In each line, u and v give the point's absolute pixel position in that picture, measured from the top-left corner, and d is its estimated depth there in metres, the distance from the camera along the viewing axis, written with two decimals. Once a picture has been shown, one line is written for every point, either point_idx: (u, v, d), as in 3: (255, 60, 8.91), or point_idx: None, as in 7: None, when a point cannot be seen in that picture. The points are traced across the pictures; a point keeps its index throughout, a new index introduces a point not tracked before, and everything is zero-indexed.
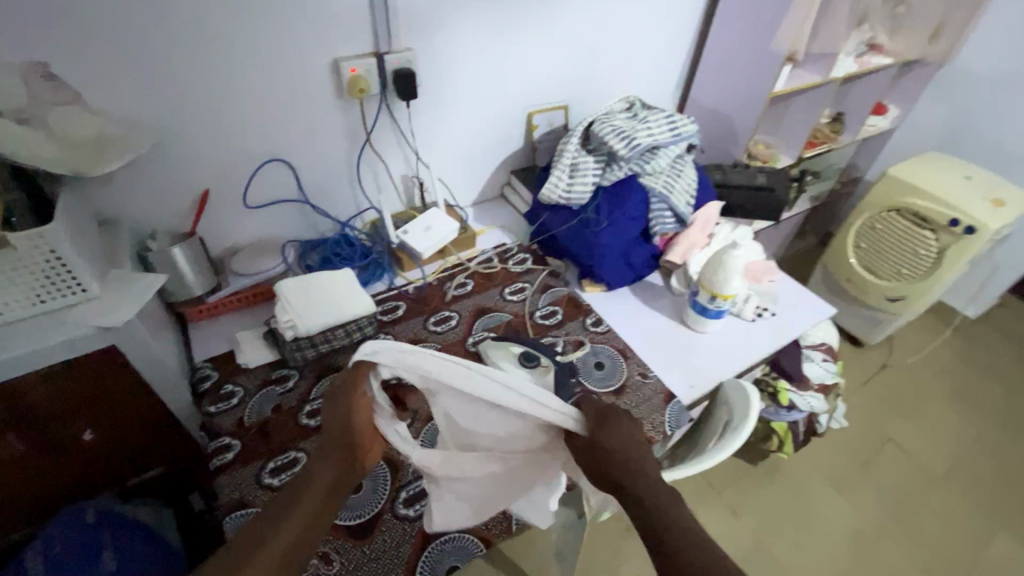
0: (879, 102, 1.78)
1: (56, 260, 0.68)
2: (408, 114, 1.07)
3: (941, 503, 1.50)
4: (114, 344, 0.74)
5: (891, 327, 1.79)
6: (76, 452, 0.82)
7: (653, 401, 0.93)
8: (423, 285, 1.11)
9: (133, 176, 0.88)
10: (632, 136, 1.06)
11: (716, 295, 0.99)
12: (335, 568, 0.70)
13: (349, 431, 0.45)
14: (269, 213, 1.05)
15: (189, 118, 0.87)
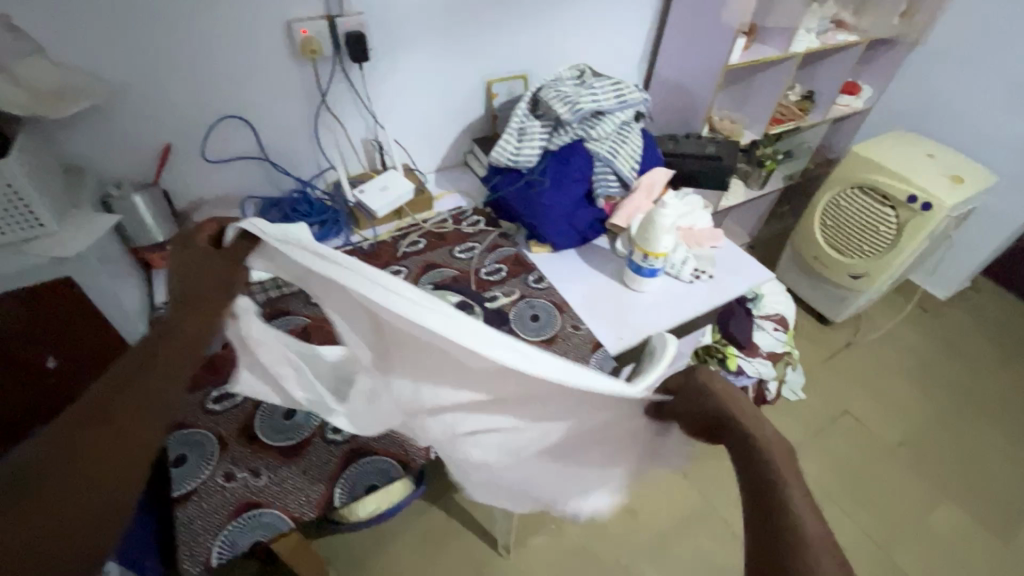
0: (850, 81, 1.80)
1: (12, 193, 0.75)
2: (363, 77, 1.13)
3: (890, 472, 1.54)
4: (69, 276, 0.84)
5: (855, 305, 1.82)
6: (42, 379, 0.90)
7: (581, 349, 0.99)
8: (376, 242, 1.17)
9: (95, 125, 0.93)
10: (575, 101, 1.11)
11: (648, 253, 1.04)
12: (263, 481, 0.77)
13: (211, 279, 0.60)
14: (230, 168, 1.11)
15: (149, 74, 0.93)
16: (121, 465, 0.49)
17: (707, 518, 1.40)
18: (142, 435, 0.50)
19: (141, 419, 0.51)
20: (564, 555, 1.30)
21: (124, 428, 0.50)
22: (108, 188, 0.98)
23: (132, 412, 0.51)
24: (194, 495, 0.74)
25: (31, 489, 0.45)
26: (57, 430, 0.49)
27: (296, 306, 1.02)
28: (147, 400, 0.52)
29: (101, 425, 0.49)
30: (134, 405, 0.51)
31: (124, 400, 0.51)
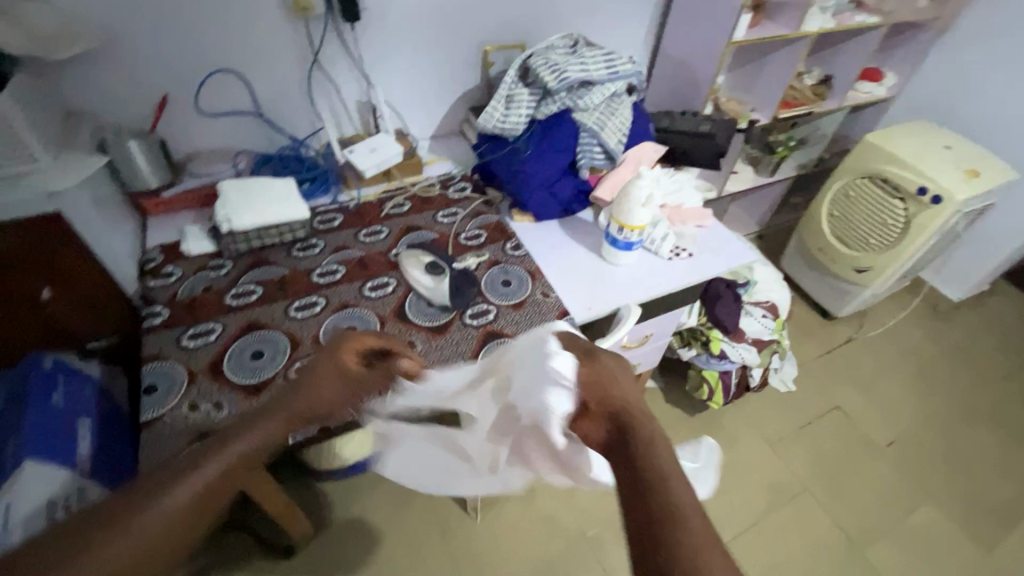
0: (872, 67, 1.72)
1: (7, 129, 0.80)
2: (356, 38, 1.14)
3: (876, 470, 1.52)
4: (60, 210, 0.86)
5: (859, 301, 1.77)
6: (34, 306, 0.94)
7: (547, 315, 1.00)
8: (362, 202, 1.20)
9: (94, 72, 0.98)
10: (562, 69, 1.11)
11: (624, 226, 1.05)
12: (224, 413, 0.81)
13: (322, 375, 0.65)
14: (225, 122, 1.16)
15: (146, 24, 0.97)
16: (129, 575, 0.47)
17: None
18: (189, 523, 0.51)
19: (176, 530, 0.50)
20: (532, 520, 1.34)
21: (158, 537, 0.49)
22: (106, 134, 1.03)
23: (172, 519, 0.50)
24: (159, 422, 0.80)
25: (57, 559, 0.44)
26: (126, 492, 0.50)
27: (278, 257, 1.06)
28: (193, 512, 0.52)
29: (144, 522, 0.49)
30: (182, 513, 0.51)
31: (196, 480, 0.53)
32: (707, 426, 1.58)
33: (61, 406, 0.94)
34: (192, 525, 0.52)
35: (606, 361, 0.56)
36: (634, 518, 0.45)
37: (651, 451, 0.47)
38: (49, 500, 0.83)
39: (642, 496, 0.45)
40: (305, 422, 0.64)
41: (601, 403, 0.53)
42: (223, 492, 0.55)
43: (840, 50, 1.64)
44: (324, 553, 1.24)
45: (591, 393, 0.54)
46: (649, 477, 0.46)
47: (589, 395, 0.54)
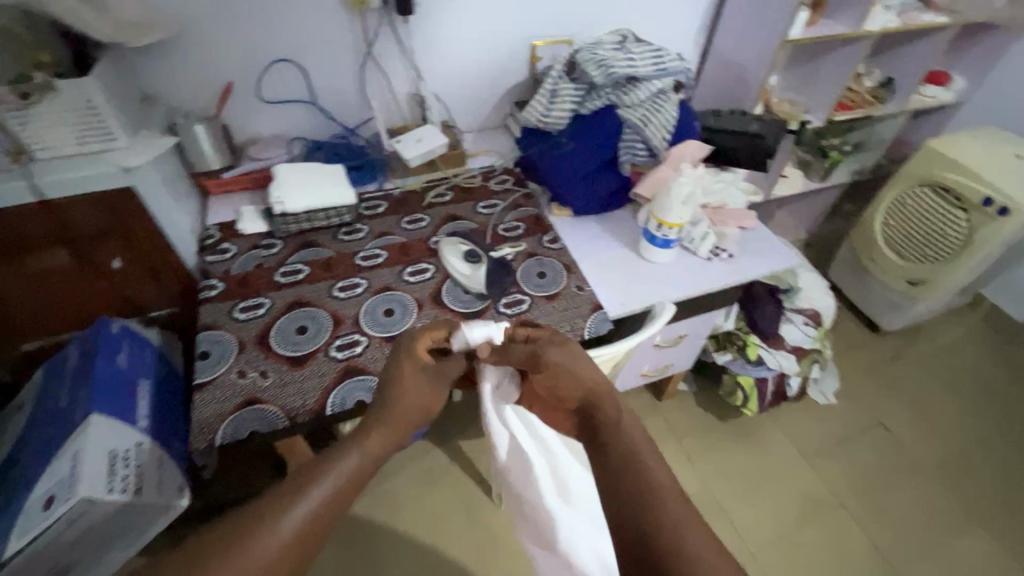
0: (938, 70, 1.64)
1: (93, 109, 0.87)
2: (409, 31, 1.18)
3: (919, 492, 1.45)
4: (132, 186, 0.93)
5: (910, 315, 1.69)
6: (107, 274, 1.04)
7: (580, 309, 1.01)
8: (405, 191, 1.24)
9: (169, 59, 1.05)
10: (608, 64, 1.11)
11: (663, 223, 1.04)
12: (269, 381, 0.86)
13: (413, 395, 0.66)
14: (283, 110, 1.22)
15: (216, 15, 1.03)
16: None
17: (703, 502, 1.40)
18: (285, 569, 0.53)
19: (286, 555, 0.53)
20: None
21: (270, 562, 0.52)
22: (176, 117, 1.11)
23: (281, 547, 0.52)
24: (210, 385, 0.85)
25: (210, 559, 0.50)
26: (264, 509, 0.55)
27: (325, 240, 1.11)
28: (306, 535, 0.54)
29: (254, 555, 0.51)
30: (294, 536, 0.53)
31: (289, 524, 0.54)
32: (739, 433, 1.55)
33: (123, 367, 1.01)
34: (302, 549, 0.54)
35: (554, 353, 0.67)
36: (614, 499, 0.57)
37: (616, 424, 0.63)
38: (108, 452, 0.90)
39: (607, 457, 0.60)
40: (410, 426, 0.66)
41: (564, 388, 0.68)
42: (332, 514, 0.56)
43: (904, 51, 1.57)
44: (353, 526, 1.29)
45: (556, 383, 0.68)
46: (627, 459, 0.59)
47: (558, 387, 0.68)
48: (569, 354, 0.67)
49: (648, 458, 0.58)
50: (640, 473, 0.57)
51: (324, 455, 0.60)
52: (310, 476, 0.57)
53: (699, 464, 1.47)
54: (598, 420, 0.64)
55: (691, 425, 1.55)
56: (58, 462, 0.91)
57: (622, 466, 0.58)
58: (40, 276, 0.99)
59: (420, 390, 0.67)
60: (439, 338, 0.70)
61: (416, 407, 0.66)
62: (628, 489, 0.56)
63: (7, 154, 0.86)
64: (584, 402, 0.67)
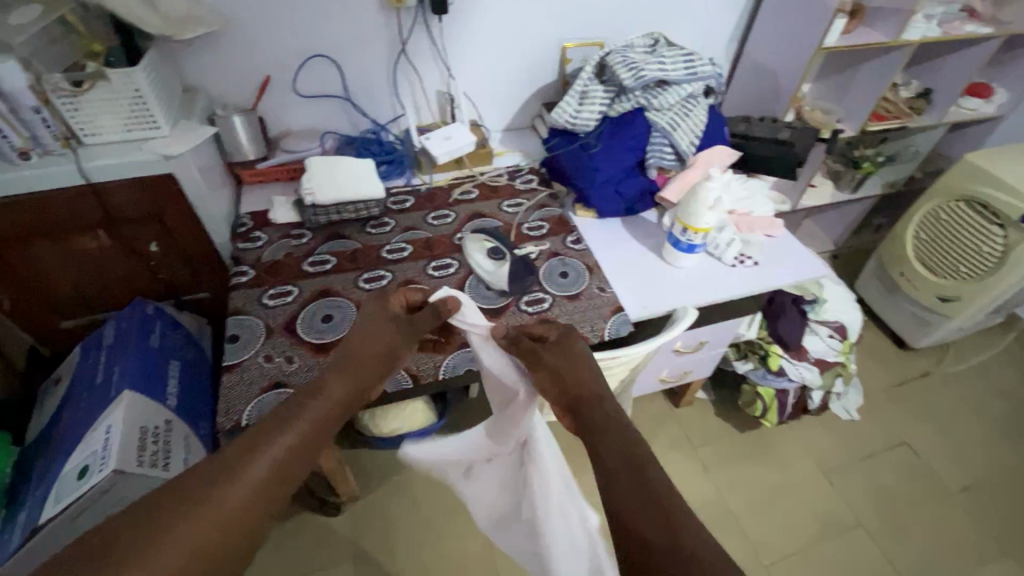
0: (979, 82, 1.60)
1: (139, 98, 0.91)
2: (442, 30, 1.20)
3: (943, 515, 1.41)
4: (171, 173, 0.96)
5: (941, 332, 1.65)
6: (144, 258, 1.08)
7: (601, 310, 1.01)
8: (432, 187, 1.26)
9: (211, 52, 1.09)
10: (639, 67, 1.11)
11: (688, 228, 1.04)
12: (294, 366, 0.89)
13: (380, 342, 0.64)
14: (317, 104, 1.25)
15: (258, 11, 1.06)
16: (215, 548, 0.47)
17: (718, 512, 1.39)
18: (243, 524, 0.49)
19: (250, 507, 0.50)
20: None
21: (234, 514, 0.49)
22: (215, 109, 1.15)
23: (245, 498, 0.50)
24: (238, 367, 0.88)
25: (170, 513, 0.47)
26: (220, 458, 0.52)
27: (352, 232, 1.14)
28: (272, 484, 0.52)
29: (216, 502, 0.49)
30: (259, 484, 0.51)
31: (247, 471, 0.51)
32: (757, 445, 1.53)
33: (157, 345, 1.06)
34: (262, 504, 0.51)
35: (550, 357, 0.63)
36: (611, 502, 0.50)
37: (611, 420, 0.57)
38: (139, 427, 0.93)
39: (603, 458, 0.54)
40: (378, 372, 0.64)
41: (559, 385, 0.62)
42: (293, 467, 0.54)
43: (944, 62, 1.53)
44: (368, 515, 1.32)
45: (549, 385, 0.63)
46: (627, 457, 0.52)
47: (551, 389, 0.63)
48: (564, 360, 0.62)
49: (647, 458, 0.52)
50: (637, 472, 0.51)
51: (284, 407, 0.57)
52: (270, 427, 0.55)
53: (714, 474, 1.46)
54: (588, 420, 0.58)
55: (708, 434, 1.53)
56: (93, 434, 0.94)
57: (617, 463, 0.52)
58: (81, 258, 1.03)
59: (381, 338, 0.64)
60: (410, 297, 0.70)
61: (375, 356, 0.64)
62: (625, 486, 0.50)
63: (58, 139, 0.90)
64: (574, 400, 0.60)
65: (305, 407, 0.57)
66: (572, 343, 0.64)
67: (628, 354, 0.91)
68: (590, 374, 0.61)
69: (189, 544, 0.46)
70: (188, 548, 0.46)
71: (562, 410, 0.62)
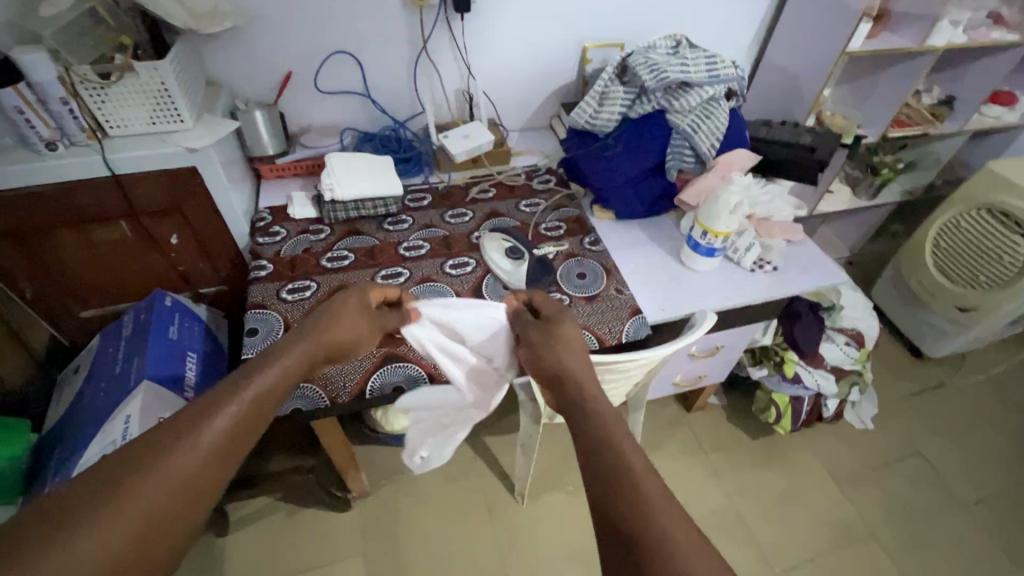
0: (1002, 90, 1.58)
1: (164, 91, 0.91)
2: (464, 28, 1.20)
3: (957, 528, 1.39)
4: (195, 166, 0.97)
5: (959, 342, 1.63)
6: (164, 250, 1.09)
7: (619, 312, 1.00)
8: (450, 185, 1.26)
9: (234, 47, 1.10)
10: (661, 69, 1.10)
11: (707, 231, 1.03)
12: None
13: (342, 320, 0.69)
14: (337, 101, 1.25)
15: (280, 6, 1.07)
16: (184, 501, 0.45)
17: (728, 517, 1.38)
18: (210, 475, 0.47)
19: (215, 462, 0.48)
20: (578, 515, 1.34)
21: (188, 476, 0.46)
22: (237, 103, 1.15)
23: (208, 454, 0.47)
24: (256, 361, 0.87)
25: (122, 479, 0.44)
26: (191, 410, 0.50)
27: (370, 228, 1.14)
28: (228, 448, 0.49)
29: (187, 452, 0.47)
30: (224, 434, 0.49)
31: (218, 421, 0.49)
32: (770, 451, 1.51)
33: (175, 337, 1.07)
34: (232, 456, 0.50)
35: (537, 336, 0.72)
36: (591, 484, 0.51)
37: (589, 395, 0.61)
38: (159, 419, 0.94)
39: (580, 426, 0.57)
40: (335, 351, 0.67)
41: (540, 362, 0.70)
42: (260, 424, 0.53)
43: (967, 69, 1.52)
44: (377, 511, 1.32)
45: (533, 360, 0.72)
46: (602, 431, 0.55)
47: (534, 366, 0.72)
48: (553, 338, 0.71)
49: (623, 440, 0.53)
50: (614, 445, 0.52)
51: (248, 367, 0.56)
52: (226, 393, 0.52)
53: (725, 479, 1.45)
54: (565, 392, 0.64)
55: (719, 439, 1.52)
56: (112, 424, 0.94)
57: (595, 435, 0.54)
58: (104, 247, 1.04)
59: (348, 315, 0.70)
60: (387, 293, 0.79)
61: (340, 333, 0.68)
62: (610, 464, 0.50)
63: (84, 131, 0.91)
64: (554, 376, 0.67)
65: (262, 372, 0.56)
66: (556, 328, 0.73)
67: (647, 357, 0.90)
68: (566, 351, 0.69)
69: (141, 509, 0.43)
70: (154, 499, 0.44)
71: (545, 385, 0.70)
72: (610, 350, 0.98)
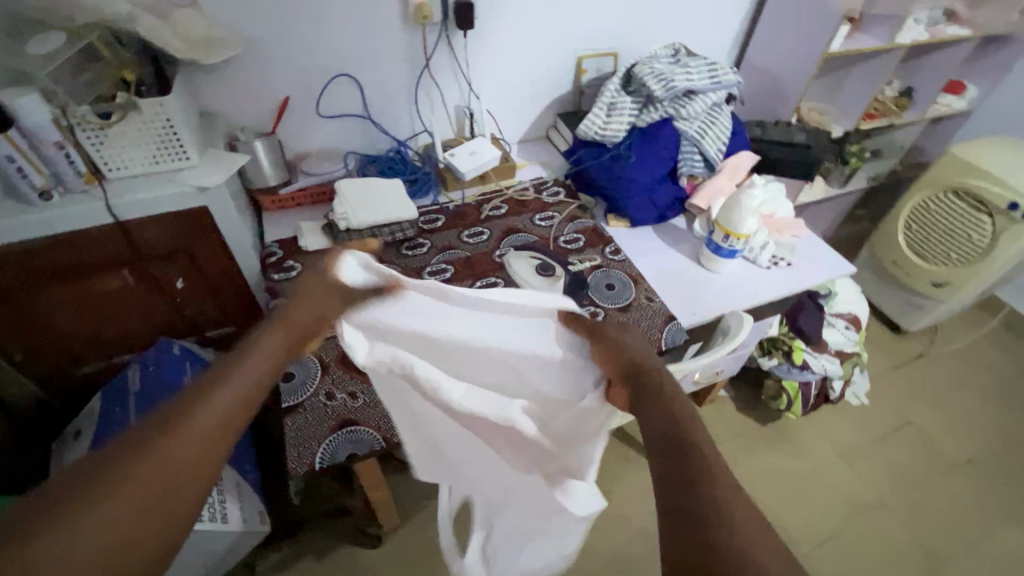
0: (954, 80, 1.72)
1: (169, 127, 0.85)
2: (465, 45, 1.18)
3: (956, 488, 1.50)
4: (206, 206, 0.91)
5: (934, 315, 1.74)
6: (168, 294, 1.01)
7: (654, 320, 1.02)
8: (461, 204, 1.23)
9: (229, 75, 1.03)
10: (669, 78, 1.12)
11: (730, 234, 1.06)
12: (361, 402, 0.85)
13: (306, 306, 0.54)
14: (336, 124, 1.20)
15: (279, 29, 1.02)
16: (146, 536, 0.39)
17: (754, 505, 1.42)
18: (176, 503, 0.41)
19: (177, 487, 0.41)
20: (612, 522, 1.35)
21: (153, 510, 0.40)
22: (234, 133, 1.09)
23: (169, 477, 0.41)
24: (300, 408, 0.83)
25: (89, 491, 0.38)
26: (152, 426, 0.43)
27: (389, 255, 1.10)
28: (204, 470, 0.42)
29: (145, 476, 0.40)
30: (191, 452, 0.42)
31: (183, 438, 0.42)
32: (780, 436, 1.58)
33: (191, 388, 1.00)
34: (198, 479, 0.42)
35: (611, 332, 0.59)
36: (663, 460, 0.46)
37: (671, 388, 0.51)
38: None
39: (665, 418, 0.49)
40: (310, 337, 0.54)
41: (613, 360, 0.57)
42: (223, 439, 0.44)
43: (924, 62, 1.64)
44: (411, 543, 1.28)
45: (603, 361, 0.58)
46: (679, 417, 0.49)
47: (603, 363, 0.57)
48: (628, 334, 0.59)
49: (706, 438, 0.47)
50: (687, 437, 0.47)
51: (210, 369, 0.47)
52: (216, 385, 0.46)
53: (744, 468, 1.49)
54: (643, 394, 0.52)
55: (733, 430, 1.57)
56: None
57: (662, 428, 0.48)
58: (103, 298, 0.96)
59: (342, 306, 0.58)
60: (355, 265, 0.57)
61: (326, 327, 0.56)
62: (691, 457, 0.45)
63: (81, 175, 0.83)
64: (631, 370, 0.55)
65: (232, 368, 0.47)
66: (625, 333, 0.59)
67: (692, 365, 0.91)
68: (643, 349, 0.57)
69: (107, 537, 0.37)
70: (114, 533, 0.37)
71: (614, 386, 0.57)
72: None
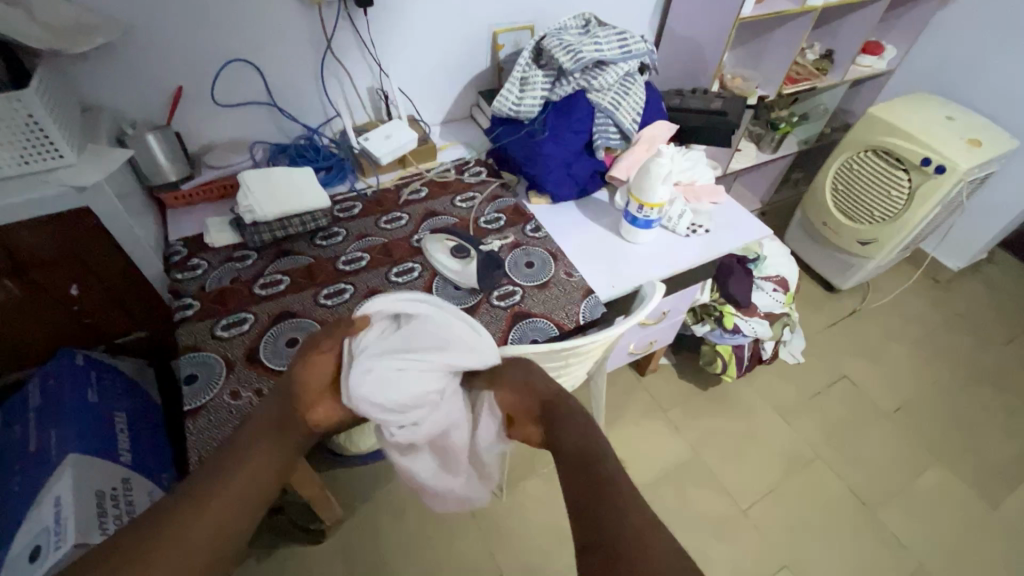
0: (872, 40, 1.75)
1: (33, 123, 0.79)
2: (368, 23, 1.14)
3: (886, 435, 1.56)
4: (89, 205, 0.86)
5: (863, 272, 1.80)
6: (63, 302, 0.96)
7: (572, 295, 1.02)
8: (379, 189, 1.20)
9: (110, 65, 0.97)
10: (577, 49, 1.10)
11: (644, 204, 1.06)
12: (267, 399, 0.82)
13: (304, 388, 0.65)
14: (239, 113, 1.15)
15: (159, 15, 0.96)
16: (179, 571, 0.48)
17: (696, 468, 1.46)
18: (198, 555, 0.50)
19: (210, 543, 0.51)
20: (555, 494, 1.36)
21: (204, 536, 0.51)
22: (124, 128, 1.03)
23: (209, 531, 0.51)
24: (202, 410, 0.80)
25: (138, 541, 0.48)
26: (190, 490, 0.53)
27: (302, 247, 1.07)
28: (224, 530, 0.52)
29: (187, 528, 0.50)
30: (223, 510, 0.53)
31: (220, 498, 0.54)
32: (721, 399, 1.61)
33: (97, 399, 0.95)
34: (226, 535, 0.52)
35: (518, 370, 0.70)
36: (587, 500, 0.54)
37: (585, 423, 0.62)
38: (96, 491, 0.84)
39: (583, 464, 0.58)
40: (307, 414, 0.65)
41: (530, 393, 0.69)
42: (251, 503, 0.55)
43: (841, 24, 1.66)
44: (355, 534, 1.27)
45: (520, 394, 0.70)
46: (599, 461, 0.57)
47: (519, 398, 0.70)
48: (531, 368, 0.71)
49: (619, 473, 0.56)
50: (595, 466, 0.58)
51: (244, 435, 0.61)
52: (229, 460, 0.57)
53: (687, 433, 1.53)
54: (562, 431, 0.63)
55: (676, 397, 1.60)
56: (38, 508, 0.83)
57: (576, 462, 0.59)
58: None
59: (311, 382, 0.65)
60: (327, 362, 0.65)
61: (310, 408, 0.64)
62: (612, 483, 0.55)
63: None
64: (546, 402, 0.67)
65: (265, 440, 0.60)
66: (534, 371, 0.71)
67: (607, 334, 0.91)
68: (547, 381, 0.69)
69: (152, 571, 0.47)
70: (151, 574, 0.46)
71: (534, 423, 0.68)
72: (568, 334, 0.99)
